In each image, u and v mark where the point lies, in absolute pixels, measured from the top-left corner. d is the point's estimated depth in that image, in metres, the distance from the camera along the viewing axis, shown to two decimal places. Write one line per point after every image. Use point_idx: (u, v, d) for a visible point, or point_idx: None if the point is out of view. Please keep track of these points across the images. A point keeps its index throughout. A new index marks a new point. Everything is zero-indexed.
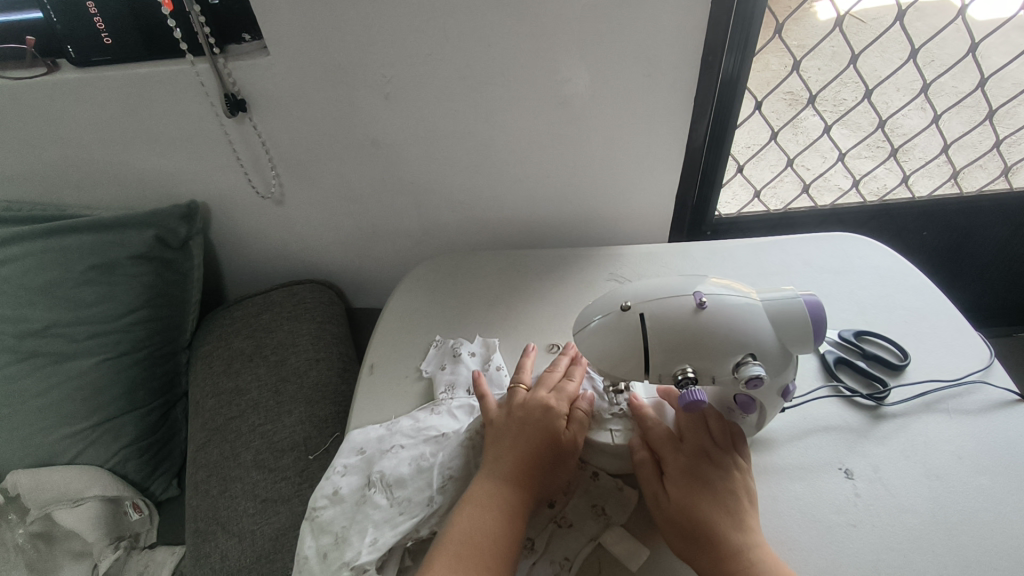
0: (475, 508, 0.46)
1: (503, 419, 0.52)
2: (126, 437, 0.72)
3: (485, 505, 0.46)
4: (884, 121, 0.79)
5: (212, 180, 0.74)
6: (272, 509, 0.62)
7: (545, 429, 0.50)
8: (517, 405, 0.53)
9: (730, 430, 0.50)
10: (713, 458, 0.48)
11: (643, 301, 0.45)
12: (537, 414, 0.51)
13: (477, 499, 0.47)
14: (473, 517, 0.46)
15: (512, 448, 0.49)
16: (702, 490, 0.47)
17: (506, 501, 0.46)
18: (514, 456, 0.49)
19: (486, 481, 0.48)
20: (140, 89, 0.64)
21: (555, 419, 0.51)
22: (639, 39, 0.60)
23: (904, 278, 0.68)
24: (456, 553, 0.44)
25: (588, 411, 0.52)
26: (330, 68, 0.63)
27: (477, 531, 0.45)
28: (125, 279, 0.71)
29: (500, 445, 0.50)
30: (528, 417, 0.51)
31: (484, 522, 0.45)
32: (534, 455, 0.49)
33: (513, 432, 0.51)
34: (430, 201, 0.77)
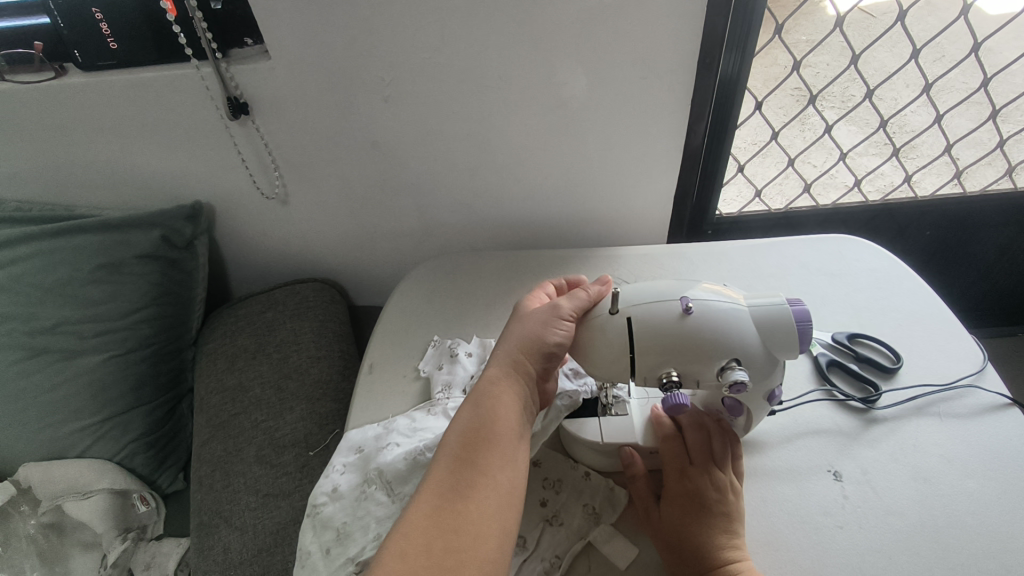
0: (484, 410, 0.43)
1: (511, 323, 0.51)
2: (134, 431, 0.74)
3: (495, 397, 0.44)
4: (887, 120, 0.79)
5: (217, 181, 0.75)
6: (273, 504, 0.63)
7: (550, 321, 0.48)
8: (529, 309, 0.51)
9: (723, 430, 0.51)
10: (704, 462, 0.49)
11: (629, 305, 0.46)
12: (548, 309, 0.49)
13: (483, 394, 0.44)
14: (481, 412, 0.43)
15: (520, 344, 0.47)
16: (690, 501, 0.48)
17: (514, 397, 0.45)
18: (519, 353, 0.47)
19: (490, 376, 0.46)
20: (145, 93, 0.65)
21: (566, 308, 0.48)
22: (636, 42, 0.61)
23: (901, 281, 0.68)
24: (464, 456, 0.41)
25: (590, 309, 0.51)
26: (330, 72, 0.64)
27: (489, 427, 0.42)
28: (131, 278, 0.73)
29: (507, 341, 0.48)
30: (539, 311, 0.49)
31: (494, 415, 0.43)
32: (545, 347, 0.47)
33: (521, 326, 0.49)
34: (431, 201, 0.78)
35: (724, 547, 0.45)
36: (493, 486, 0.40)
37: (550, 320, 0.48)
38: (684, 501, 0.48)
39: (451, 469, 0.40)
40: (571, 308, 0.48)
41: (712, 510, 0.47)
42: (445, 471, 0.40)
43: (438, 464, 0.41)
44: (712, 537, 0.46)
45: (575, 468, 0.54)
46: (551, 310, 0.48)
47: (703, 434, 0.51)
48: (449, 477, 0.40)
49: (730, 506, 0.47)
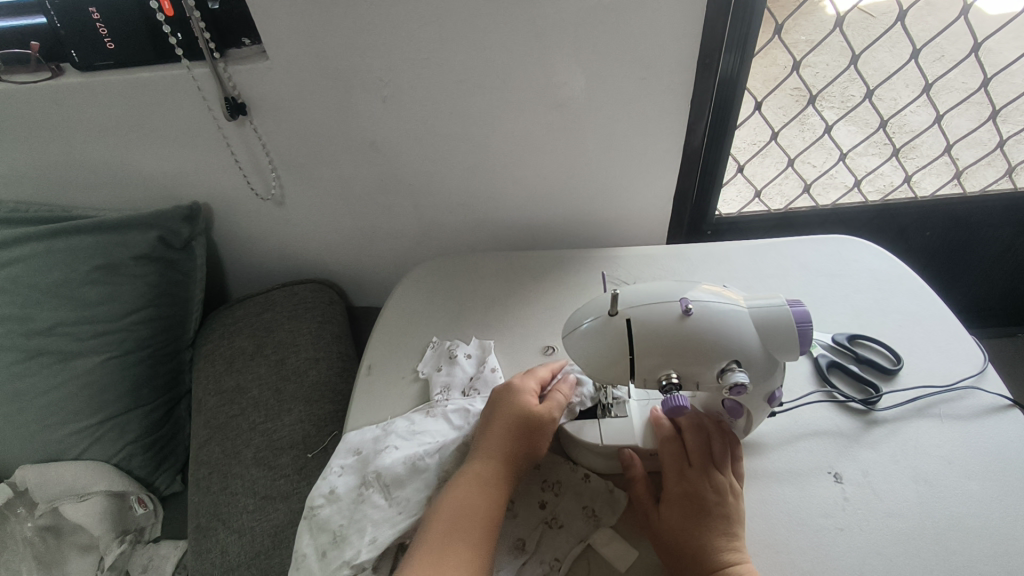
0: (468, 481, 0.47)
1: (493, 402, 0.52)
2: (131, 433, 0.74)
3: (478, 482, 0.47)
4: (887, 121, 0.79)
5: (214, 181, 0.75)
6: (271, 506, 0.63)
7: (546, 417, 0.51)
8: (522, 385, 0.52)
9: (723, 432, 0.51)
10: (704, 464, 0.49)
11: (630, 306, 0.45)
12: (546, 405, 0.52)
13: (468, 479, 0.47)
14: (463, 494, 0.46)
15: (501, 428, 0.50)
16: (690, 504, 0.48)
17: (496, 481, 0.47)
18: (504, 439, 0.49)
19: (477, 462, 0.49)
20: (142, 93, 0.65)
21: (556, 405, 0.52)
22: (635, 42, 0.61)
23: (901, 282, 0.68)
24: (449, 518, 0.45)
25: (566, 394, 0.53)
26: (328, 72, 0.64)
27: (469, 506, 0.45)
28: (129, 279, 0.73)
29: (489, 425, 0.51)
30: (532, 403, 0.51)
31: (473, 497, 0.46)
32: (528, 438, 0.50)
33: (510, 409, 0.51)
34: (429, 202, 0.77)
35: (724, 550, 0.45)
36: (467, 558, 0.43)
37: (532, 413, 0.51)
38: (683, 503, 0.48)
39: (432, 544, 0.43)
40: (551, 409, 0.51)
41: (712, 513, 0.47)
42: (426, 547, 0.43)
43: (423, 538, 0.45)
44: (712, 540, 0.46)
45: (574, 471, 0.54)
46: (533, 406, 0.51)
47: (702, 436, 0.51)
48: (431, 551, 0.43)
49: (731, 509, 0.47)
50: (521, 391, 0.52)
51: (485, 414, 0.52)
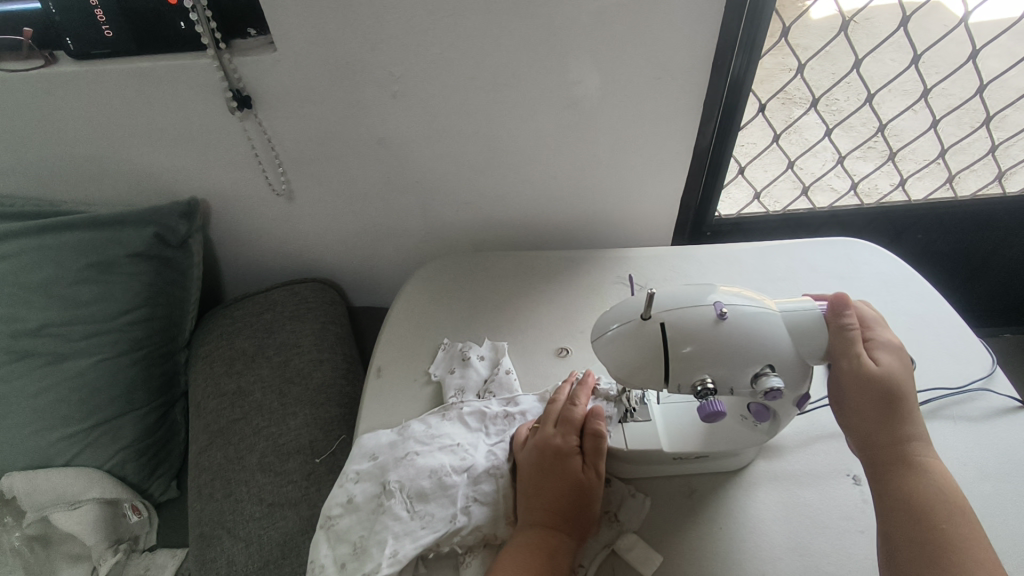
0: (531, 553, 0.45)
1: (543, 458, 0.50)
2: (125, 438, 0.71)
3: (544, 555, 0.45)
4: (884, 126, 0.80)
5: (213, 177, 0.72)
6: (279, 513, 0.61)
7: (592, 470, 0.50)
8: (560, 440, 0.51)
9: (885, 384, 0.43)
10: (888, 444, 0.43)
11: (663, 309, 0.44)
12: (588, 451, 0.50)
13: (531, 552, 0.45)
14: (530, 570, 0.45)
15: (559, 493, 0.48)
16: (908, 502, 0.41)
17: (561, 553, 0.46)
18: (565, 508, 0.48)
19: (536, 531, 0.47)
20: (141, 84, 0.62)
21: (597, 449, 0.50)
22: (650, 43, 0.60)
23: (908, 285, 0.69)
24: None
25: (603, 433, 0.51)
26: (337, 66, 0.62)
27: None
28: (123, 278, 0.70)
29: (547, 487, 0.49)
30: (573, 460, 0.50)
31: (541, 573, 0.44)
32: (588, 505, 0.49)
33: (553, 473, 0.49)
34: (434, 199, 0.76)
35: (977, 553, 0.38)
36: None
37: (588, 475, 0.49)
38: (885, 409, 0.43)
39: None
40: (598, 466, 0.50)
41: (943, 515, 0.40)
42: None
43: None
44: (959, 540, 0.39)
45: None
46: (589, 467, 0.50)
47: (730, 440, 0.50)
48: None
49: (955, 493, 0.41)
50: (562, 450, 0.50)
51: (524, 474, 0.50)
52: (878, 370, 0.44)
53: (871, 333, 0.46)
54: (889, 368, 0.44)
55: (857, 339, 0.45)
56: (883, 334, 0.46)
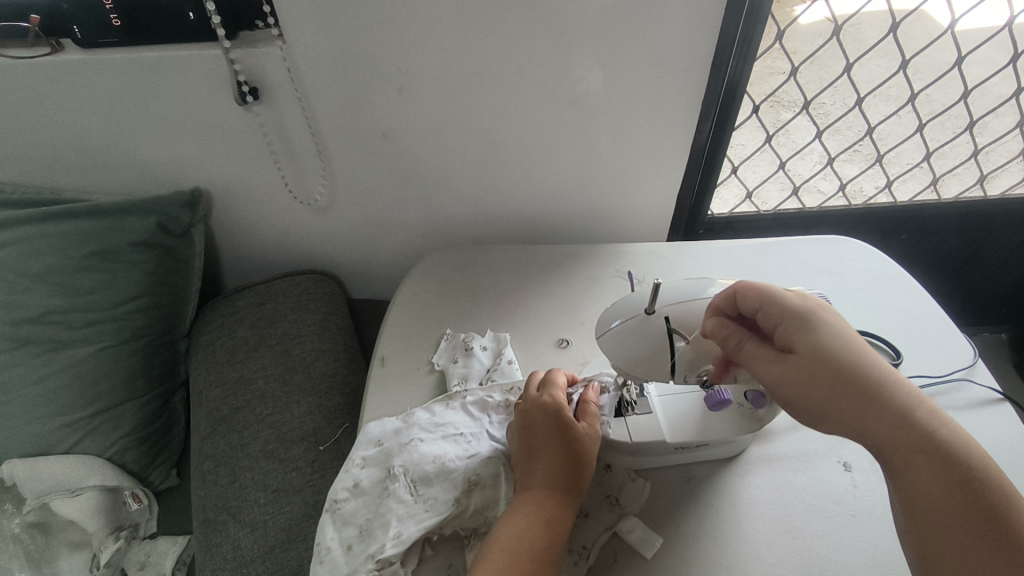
0: (532, 516, 0.45)
1: (543, 424, 0.50)
2: (125, 426, 0.71)
3: (544, 520, 0.45)
4: (872, 129, 0.82)
5: (216, 168, 0.73)
6: (284, 499, 0.61)
7: (587, 443, 0.50)
8: (559, 409, 0.50)
9: (850, 362, 0.39)
10: (900, 427, 0.37)
11: (667, 305, 0.46)
12: (583, 423, 0.50)
13: (533, 516, 0.45)
14: (532, 534, 0.45)
15: (560, 458, 0.48)
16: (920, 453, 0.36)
17: (561, 517, 0.46)
18: (566, 472, 0.48)
19: (537, 496, 0.47)
20: (147, 73, 0.63)
21: (591, 424, 0.51)
22: (652, 44, 0.62)
23: (895, 281, 0.71)
24: (506, 560, 0.43)
25: (598, 406, 0.53)
26: (345, 60, 0.63)
27: (538, 550, 0.44)
28: (125, 266, 0.70)
29: (548, 453, 0.49)
30: (574, 431, 0.49)
31: (542, 538, 0.45)
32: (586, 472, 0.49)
33: (556, 438, 0.49)
34: (435, 193, 0.77)
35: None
36: None
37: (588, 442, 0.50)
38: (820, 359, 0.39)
39: None
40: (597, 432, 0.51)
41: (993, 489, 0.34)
42: None
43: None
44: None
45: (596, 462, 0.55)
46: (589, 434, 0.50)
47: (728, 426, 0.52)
48: None
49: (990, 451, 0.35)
50: (561, 420, 0.50)
51: (525, 440, 0.50)
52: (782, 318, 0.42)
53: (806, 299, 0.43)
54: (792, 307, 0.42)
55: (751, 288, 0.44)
56: (784, 307, 0.42)
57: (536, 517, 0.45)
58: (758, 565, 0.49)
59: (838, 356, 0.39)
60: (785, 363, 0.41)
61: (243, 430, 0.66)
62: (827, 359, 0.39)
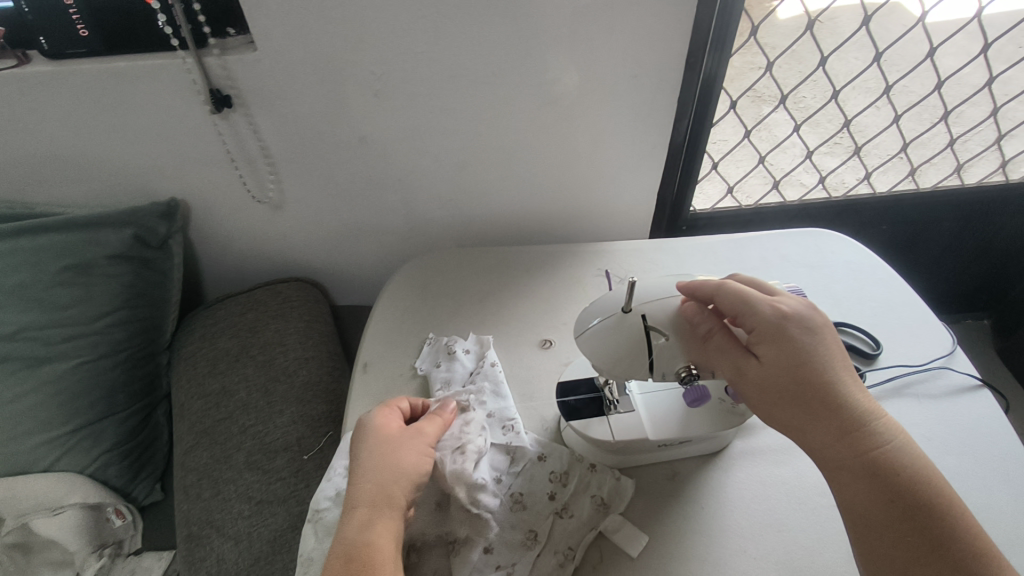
0: (354, 542, 0.41)
1: (362, 449, 0.47)
2: (107, 441, 0.70)
3: (370, 541, 0.41)
4: (849, 122, 0.83)
5: (193, 178, 0.72)
6: (268, 510, 0.61)
7: (409, 453, 0.47)
8: (374, 427, 0.48)
9: (810, 381, 0.40)
10: (849, 448, 0.39)
11: (642, 303, 0.46)
12: (404, 438, 0.48)
13: (357, 542, 0.41)
14: (358, 560, 0.40)
15: (378, 475, 0.45)
16: (867, 473, 0.38)
17: (389, 531, 0.42)
18: (389, 485, 0.45)
19: (358, 517, 0.42)
20: (119, 83, 0.62)
21: (417, 441, 0.48)
22: (626, 44, 0.62)
23: (874, 272, 0.72)
24: None
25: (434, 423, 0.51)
26: (319, 66, 0.62)
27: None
28: (102, 280, 0.69)
29: (366, 473, 0.45)
30: (390, 447, 0.47)
31: (370, 560, 0.40)
32: (414, 479, 0.46)
33: (376, 456, 0.46)
34: (416, 197, 0.77)
35: (968, 542, 0.37)
36: None
37: (410, 453, 0.47)
38: (783, 375, 0.40)
39: None
40: (426, 442, 0.49)
41: (925, 511, 0.38)
42: None
43: None
44: (953, 538, 0.37)
45: (580, 462, 0.54)
46: (409, 444, 0.48)
47: (713, 423, 0.52)
48: None
49: (929, 472, 0.39)
50: (380, 437, 0.48)
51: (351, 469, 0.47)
52: (755, 328, 0.42)
53: (780, 306, 0.42)
54: (762, 318, 0.42)
55: (731, 293, 0.44)
56: (757, 318, 0.42)
57: (357, 541, 0.41)
58: (744, 560, 0.49)
59: (803, 372, 0.40)
60: (749, 372, 0.42)
61: (224, 442, 0.66)
62: (787, 373, 0.40)
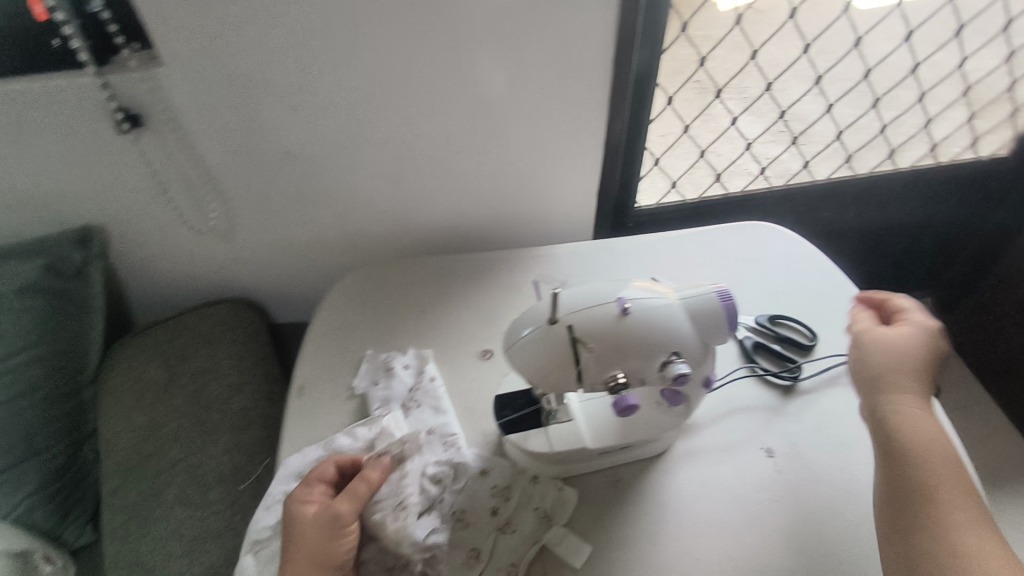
0: None
1: (288, 532, 0.47)
2: (29, 485, 0.66)
3: None
4: (786, 110, 0.84)
5: (109, 201, 0.68)
6: (201, 547, 0.59)
7: (326, 535, 0.45)
8: (295, 510, 0.47)
9: (865, 378, 0.49)
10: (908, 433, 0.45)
11: (569, 312, 0.44)
12: (315, 525, 0.46)
13: None
14: None
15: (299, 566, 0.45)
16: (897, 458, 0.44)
17: None
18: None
19: None
20: (17, 104, 0.58)
21: (337, 519, 0.46)
22: (551, 45, 0.61)
23: (810, 262, 0.72)
24: None
25: (365, 483, 0.48)
26: (232, 79, 0.59)
27: None
28: (12, 315, 0.66)
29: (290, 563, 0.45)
30: (309, 532, 0.46)
31: None
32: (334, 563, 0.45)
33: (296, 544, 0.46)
34: (349, 208, 0.74)
35: (955, 523, 0.40)
36: None
37: (329, 535, 0.45)
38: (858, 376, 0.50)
39: None
40: (348, 515, 0.46)
41: (916, 490, 0.42)
42: None
43: None
44: (944, 520, 0.41)
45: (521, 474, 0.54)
46: (329, 523, 0.46)
47: (648, 428, 0.52)
48: None
49: (927, 460, 0.43)
50: (300, 520, 0.47)
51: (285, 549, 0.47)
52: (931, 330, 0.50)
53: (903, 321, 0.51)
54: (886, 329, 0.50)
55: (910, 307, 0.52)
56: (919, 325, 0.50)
57: None
58: (687, 564, 0.49)
59: (865, 371, 0.49)
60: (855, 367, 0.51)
61: (153, 479, 0.63)
62: (859, 374, 0.50)
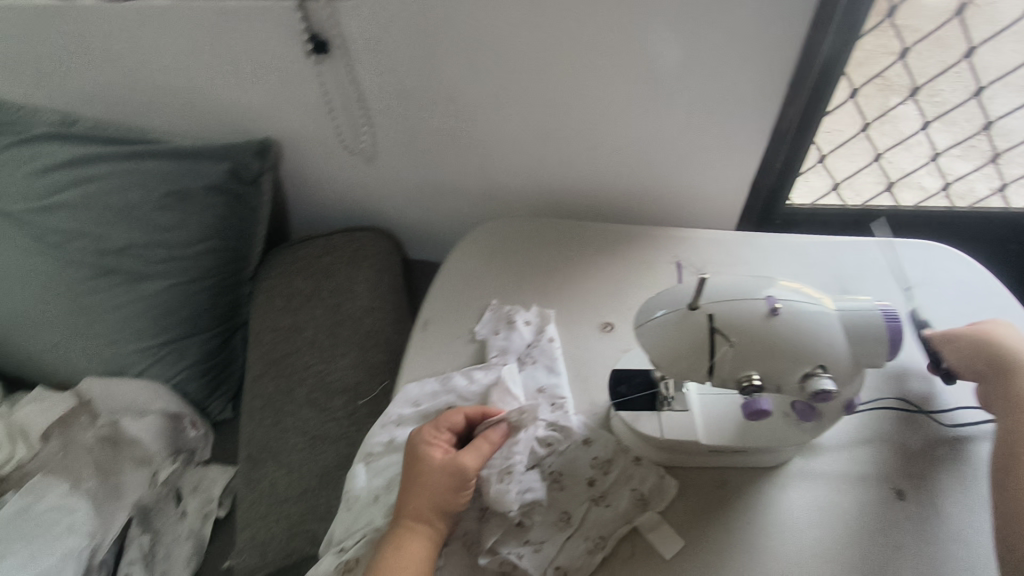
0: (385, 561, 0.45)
1: (410, 467, 0.49)
2: (189, 357, 0.77)
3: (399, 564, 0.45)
4: (991, 124, 0.73)
5: (286, 121, 0.74)
6: (320, 446, 0.65)
7: (450, 482, 0.48)
8: (422, 450, 0.49)
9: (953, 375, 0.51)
10: None
11: (713, 300, 0.43)
12: (440, 469, 0.48)
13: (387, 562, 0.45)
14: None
15: (418, 502, 0.47)
16: None
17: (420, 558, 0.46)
18: (427, 512, 0.47)
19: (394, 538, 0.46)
20: (226, 22, 0.64)
21: (463, 470, 0.48)
22: (738, 20, 0.57)
23: (990, 298, 0.64)
24: None
25: (489, 441, 0.50)
26: (412, 20, 0.62)
27: None
28: (195, 211, 0.74)
29: (409, 495, 0.48)
30: (433, 474, 0.48)
31: None
32: (452, 508, 0.48)
33: (418, 481, 0.48)
34: (495, 160, 0.75)
35: None
36: None
37: (452, 483, 0.48)
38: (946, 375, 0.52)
39: None
40: (472, 469, 0.48)
41: None
42: None
43: None
44: None
45: (626, 453, 0.53)
46: (454, 472, 0.48)
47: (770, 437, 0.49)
48: None
49: None
50: (426, 460, 0.49)
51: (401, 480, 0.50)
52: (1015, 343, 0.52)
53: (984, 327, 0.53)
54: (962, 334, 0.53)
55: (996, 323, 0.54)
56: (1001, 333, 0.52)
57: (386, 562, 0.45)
58: None
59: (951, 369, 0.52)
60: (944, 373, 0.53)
61: (290, 377, 0.70)
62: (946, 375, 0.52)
